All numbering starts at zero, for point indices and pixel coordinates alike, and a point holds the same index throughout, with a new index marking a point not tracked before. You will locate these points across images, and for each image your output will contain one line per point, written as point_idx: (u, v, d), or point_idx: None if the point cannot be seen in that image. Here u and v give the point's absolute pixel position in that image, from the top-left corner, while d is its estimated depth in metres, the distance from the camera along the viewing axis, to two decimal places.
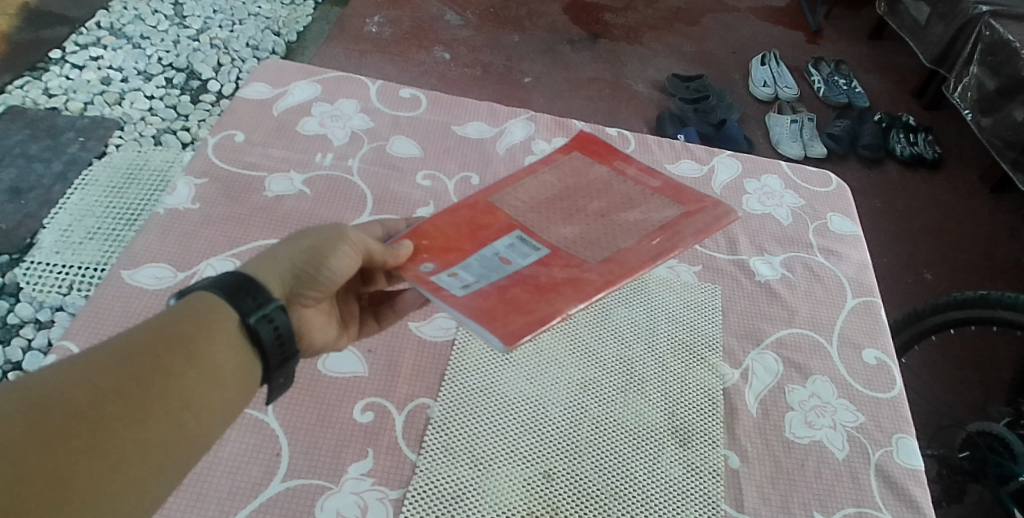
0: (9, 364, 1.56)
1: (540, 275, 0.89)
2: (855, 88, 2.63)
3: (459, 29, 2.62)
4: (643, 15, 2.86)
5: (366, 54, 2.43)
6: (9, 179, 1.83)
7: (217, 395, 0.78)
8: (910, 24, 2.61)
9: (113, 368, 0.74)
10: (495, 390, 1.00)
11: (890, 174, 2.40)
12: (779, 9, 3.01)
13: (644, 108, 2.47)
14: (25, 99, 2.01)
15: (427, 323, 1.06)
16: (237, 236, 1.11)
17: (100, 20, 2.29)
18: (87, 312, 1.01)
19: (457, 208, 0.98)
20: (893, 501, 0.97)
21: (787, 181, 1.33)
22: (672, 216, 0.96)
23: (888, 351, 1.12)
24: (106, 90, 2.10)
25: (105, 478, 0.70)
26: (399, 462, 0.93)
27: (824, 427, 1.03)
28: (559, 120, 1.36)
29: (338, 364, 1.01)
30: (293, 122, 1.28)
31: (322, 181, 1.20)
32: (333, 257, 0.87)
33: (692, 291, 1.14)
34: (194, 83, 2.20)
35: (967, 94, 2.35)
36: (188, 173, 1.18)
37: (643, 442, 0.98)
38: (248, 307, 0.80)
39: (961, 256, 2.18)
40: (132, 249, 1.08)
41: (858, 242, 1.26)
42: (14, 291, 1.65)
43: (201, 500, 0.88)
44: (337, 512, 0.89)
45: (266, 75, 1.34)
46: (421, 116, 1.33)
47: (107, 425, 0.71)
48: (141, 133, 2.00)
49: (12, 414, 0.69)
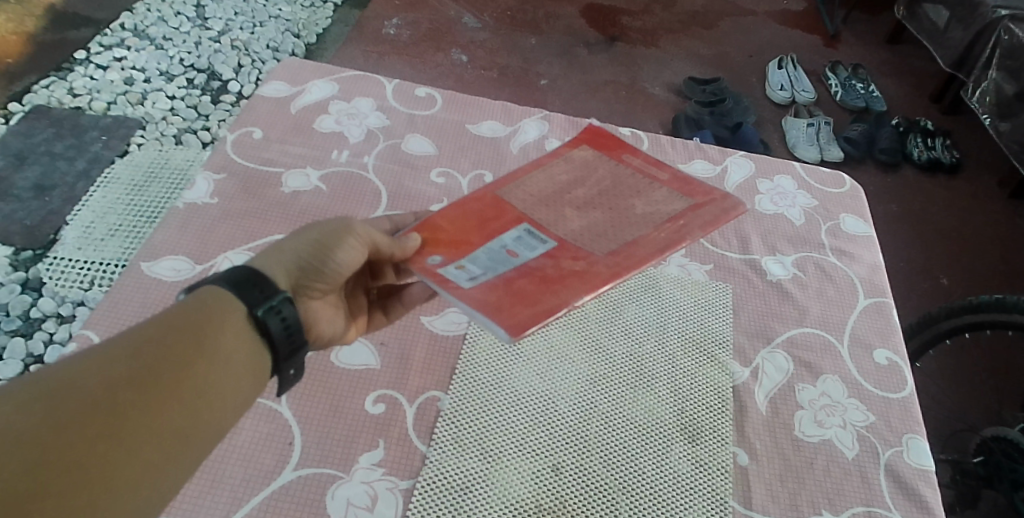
0: (31, 357, 1.59)
1: (546, 267, 0.91)
2: (873, 92, 2.62)
3: (476, 31, 2.64)
4: (660, 18, 2.87)
5: (384, 55, 2.46)
6: (34, 177, 1.86)
7: (230, 387, 0.80)
8: (928, 27, 2.60)
9: (127, 362, 0.75)
10: (506, 384, 1.01)
11: (907, 178, 2.38)
12: (797, 13, 3.00)
13: (660, 110, 2.47)
14: (50, 99, 2.05)
15: (439, 317, 1.08)
16: (255, 230, 1.13)
17: (124, 22, 2.33)
18: (106, 302, 1.03)
19: (465, 201, 0.99)
20: (903, 500, 0.97)
21: (800, 182, 1.34)
22: (681, 208, 0.96)
23: (900, 352, 1.12)
24: (129, 90, 2.13)
25: (121, 468, 0.71)
26: (410, 453, 0.94)
27: (833, 426, 1.03)
28: (572, 120, 1.38)
29: (351, 356, 1.02)
30: (311, 120, 1.30)
31: (338, 178, 1.22)
32: (338, 250, 0.89)
33: (702, 290, 1.15)
34: (214, 84, 2.23)
35: (985, 98, 2.33)
36: (207, 169, 1.20)
37: (652, 437, 0.98)
38: (256, 300, 0.82)
39: (978, 260, 2.17)
40: (151, 241, 1.10)
41: (870, 243, 1.26)
42: (37, 286, 1.68)
43: (215, 486, 0.89)
44: (347, 501, 0.90)
45: (285, 74, 1.36)
46: (436, 115, 1.35)
47: (124, 414, 0.73)
48: (163, 132, 2.03)
49: (30, 406, 0.70)
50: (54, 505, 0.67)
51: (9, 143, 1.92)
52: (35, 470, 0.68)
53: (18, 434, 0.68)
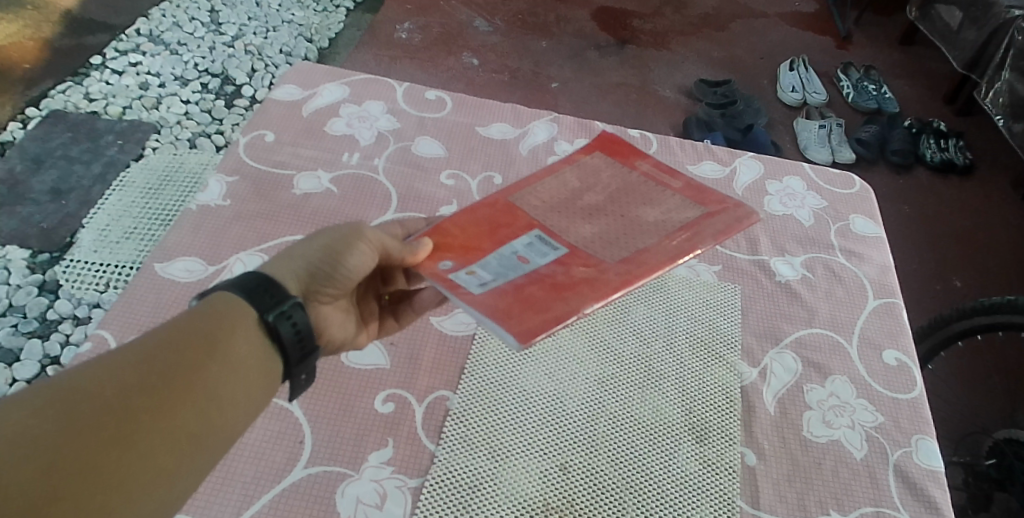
0: (48, 358, 1.62)
1: (558, 274, 0.91)
2: (886, 93, 2.62)
3: (487, 35, 2.65)
4: (671, 21, 2.87)
5: (396, 60, 2.48)
6: (52, 180, 1.89)
7: (241, 389, 0.81)
8: (942, 28, 2.58)
9: (137, 368, 0.76)
10: (515, 385, 1.02)
11: (920, 180, 2.38)
12: (809, 15, 3.00)
13: (670, 112, 2.47)
14: (67, 104, 2.07)
15: (448, 318, 1.09)
16: (267, 232, 1.15)
17: (139, 28, 2.35)
18: (121, 302, 1.05)
19: (477, 208, 1.00)
20: (911, 501, 0.97)
21: (809, 183, 1.34)
22: (693, 217, 0.97)
23: (910, 353, 1.11)
24: (144, 94, 2.16)
25: (133, 470, 0.73)
26: (418, 452, 0.95)
27: (842, 426, 1.03)
28: (581, 122, 1.38)
29: (361, 357, 1.03)
30: (322, 122, 1.31)
31: (348, 180, 1.23)
32: (349, 255, 0.90)
33: (711, 291, 1.15)
34: (228, 89, 2.25)
35: (998, 100, 2.32)
36: (220, 172, 1.21)
37: (660, 437, 0.99)
38: (267, 305, 0.83)
39: (991, 262, 2.16)
40: (165, 243, 1.12)
41: (880, 244, 1.26)
42: (54, 288, 1.70)
43: (226, 485, 0.90)
44: (356, 498, 0.91)
45: (297, 78, 1.38)
46: (446, 117, 1.36)
47: (135, 419, 0.74)
48: (177, 136, 2.05)
49: (40, 413, 0.71)
50: (68, 508, 0.69)
51: (27, 147, 1.95)
52: (47, 476, 0.69)
53: (33, 439, 0.69)
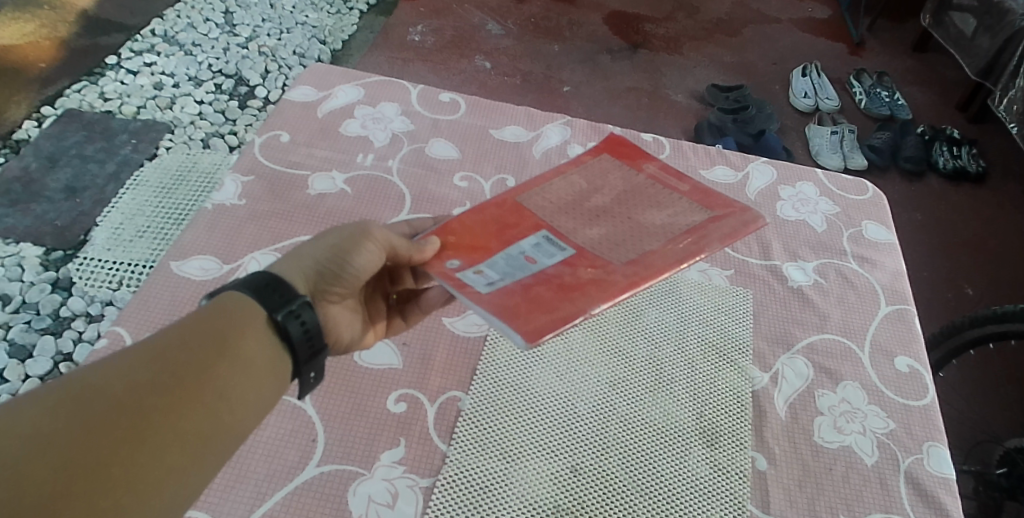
0: (60, 355, 1.63)
1: (564, 274, 0.91)
2: (898, 100, 2.61)
3: (500, 38, 2.66)
4: (683, 26, 2.87)
5: (409, 62, 2.49)
6: (66, 179, 1.90)
7: (252, 390, 0.81)
8: (955, 35, 2.58)
9: (150, 367, 0.77)
10: (526, 386, 1.02)
11: (932, 187, 2.37)
12: (821, 21, 2.99)
13: (682, 117, 2.48)
14: (82, 103, 2.09)
15: (460, 319, 1.09)
16: (281, 232, 1.15)
17: (154, 28, 2.37)
18: (136, 300, 1.06)
19: (485, 208, 1.00)
20: (921, 507, 0.97)
21: (821, 189, 1.33)
22: (700, 220, 0.97)
23: (922, 360, 1.11)
24: (158, 94, 2.17)
25: (141, 470, 0.73)
26: (431, 452, 0.96)
27: (853, 432, 1.03)
28: (594, 126, 1.38)
29: (373, 356, 1.04)
30: (337, 123, 1.32)
31: (363, 181, 1.24)
32: (356, 254, 0.90)
33: (723, 295, 1.15)
34: (242, 89, 2.26)
35: (1012, 107, 2.30)
36: (235, 172, 1.22)
37: (670, 440, 0.99)
38: (275, 304, 0.83)
39: (1003, 270, 2.15)
40: (180, 242, 1.12)
41: (893, 250, 1.26)
42: (67, 285, 1.72)
43: (239, 482, 0.91)
44: (369, 497, 0.91)
45: (312, 79, 1.39)
46: (459, 120, 1.36)
47: (145, 418, 0.74)
48: (191, 136, 2.06)
49: (54, 413, 0.71)
50: (78, 504, 0.69)
51: (42, 146, 1.97)
52: (57, 474, 0.69)
53: (47, 438, 0.70)
